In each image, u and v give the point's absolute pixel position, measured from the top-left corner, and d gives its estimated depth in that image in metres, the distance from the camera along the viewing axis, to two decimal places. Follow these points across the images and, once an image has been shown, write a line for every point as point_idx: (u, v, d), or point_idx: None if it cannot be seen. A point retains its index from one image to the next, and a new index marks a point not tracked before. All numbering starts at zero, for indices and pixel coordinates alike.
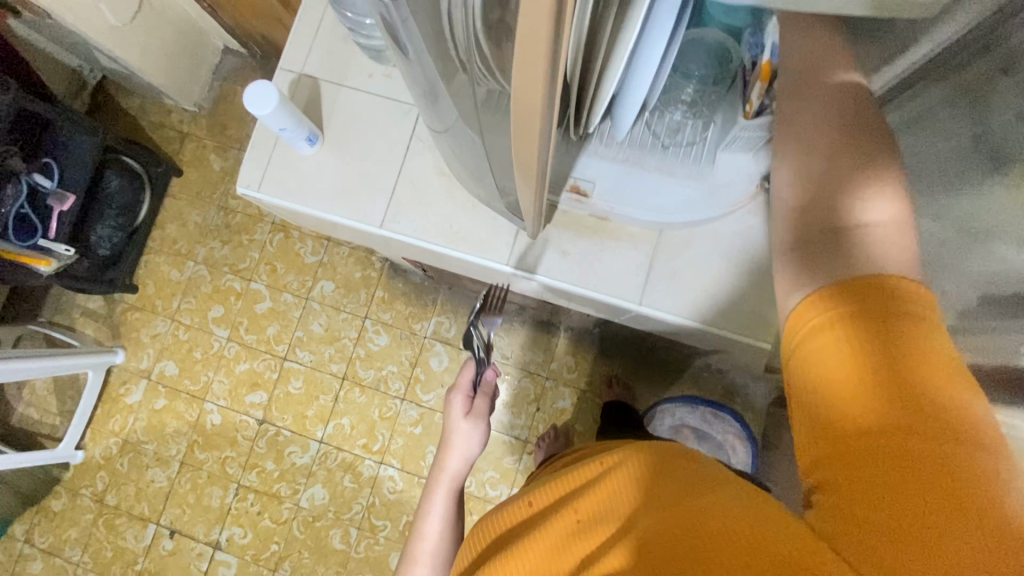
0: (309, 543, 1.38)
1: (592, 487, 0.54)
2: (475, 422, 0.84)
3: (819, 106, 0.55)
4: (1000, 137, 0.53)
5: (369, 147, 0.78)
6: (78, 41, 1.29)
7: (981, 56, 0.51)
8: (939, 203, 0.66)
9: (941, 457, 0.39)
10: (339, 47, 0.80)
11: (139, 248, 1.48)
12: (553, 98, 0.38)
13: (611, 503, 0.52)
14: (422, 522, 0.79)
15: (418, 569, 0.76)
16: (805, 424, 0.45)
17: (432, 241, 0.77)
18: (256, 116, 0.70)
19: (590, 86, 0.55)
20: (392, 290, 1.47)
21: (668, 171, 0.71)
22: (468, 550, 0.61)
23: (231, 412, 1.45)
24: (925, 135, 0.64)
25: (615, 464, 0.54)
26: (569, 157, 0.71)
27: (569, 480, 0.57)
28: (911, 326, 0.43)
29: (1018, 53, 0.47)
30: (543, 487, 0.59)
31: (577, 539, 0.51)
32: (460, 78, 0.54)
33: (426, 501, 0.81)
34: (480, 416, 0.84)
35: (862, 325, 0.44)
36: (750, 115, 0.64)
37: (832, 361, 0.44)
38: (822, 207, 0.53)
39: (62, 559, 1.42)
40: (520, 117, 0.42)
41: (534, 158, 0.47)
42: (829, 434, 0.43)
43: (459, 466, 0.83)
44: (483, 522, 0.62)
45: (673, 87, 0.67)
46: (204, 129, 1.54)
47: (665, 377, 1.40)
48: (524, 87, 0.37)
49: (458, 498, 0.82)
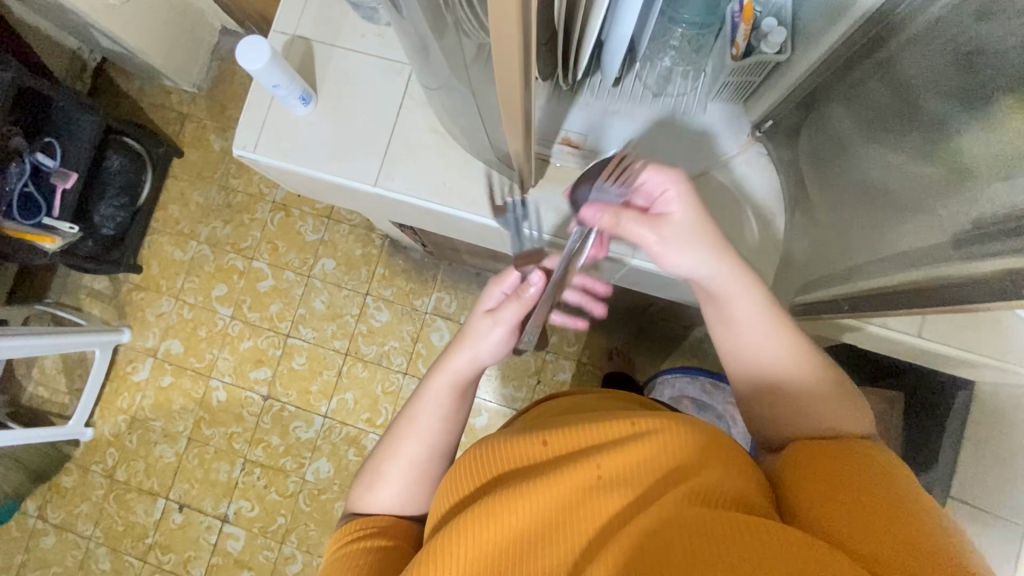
0: (316, 516, 1.41)
1: (621, 445, 0.52)
2: (497, 322, 0.67)
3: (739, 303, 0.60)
4: (912, 116, 0.55)
5: (364, 107, 0.79)
6: (76, 22, 1.29)
7: (872, 52, 0.58)
8: (847, 221, 0.66)
9: (898, 518, 0.45)
10: (332, 9, 0.80)
11: (142, 228, 1.50)
12: (531, 37, 0.37)
13: (637, 469, 0.51)
14: (413, 412, 0.68)
15: (391, 473, 0.67)
16: (797, 477, 0.52)
17: (425, 198, 0.77)
18: (250, 73, 0.71)
19: (577, 30, 0.55)
20: (393, 267, 1.48)
21: (659, 118, 0.72)
22: (465, 476, 0.58)
23: (237, 388, 1.47)
24: (834, 160, 0.67)
25: (652, 432, 0.53)
26: (560, 110, 0.72)
27: (591, 430, 0.55)
28: (878, 455, 0.51)
29: (909, 44, 0.54)
30: (562, 428, 0.57)
31: (597, 493, 0.50)
32: (450, 30, 0.53)
33: (423, 388, 0.69)
34: (503, 317, 0.66)
35: (842, 451, 0.52)
36: (738, 58, 0.63)
37: (825, 459, 0.52)
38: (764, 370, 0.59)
39: (74, 534, 1.45)
40: (501, 67, 0.41)
41: (518, 105, 0.47)
42: (814, 485, 0.50)
43: (471, 367, 0.68)
44: (483, 448, 0.60)
45: (663, 32, 0.66)
46: (204, 110, 1.55)
47: (664, 348, 1.41)
48: (500, 34, 0.36)
49: (460, 397, 0.68)
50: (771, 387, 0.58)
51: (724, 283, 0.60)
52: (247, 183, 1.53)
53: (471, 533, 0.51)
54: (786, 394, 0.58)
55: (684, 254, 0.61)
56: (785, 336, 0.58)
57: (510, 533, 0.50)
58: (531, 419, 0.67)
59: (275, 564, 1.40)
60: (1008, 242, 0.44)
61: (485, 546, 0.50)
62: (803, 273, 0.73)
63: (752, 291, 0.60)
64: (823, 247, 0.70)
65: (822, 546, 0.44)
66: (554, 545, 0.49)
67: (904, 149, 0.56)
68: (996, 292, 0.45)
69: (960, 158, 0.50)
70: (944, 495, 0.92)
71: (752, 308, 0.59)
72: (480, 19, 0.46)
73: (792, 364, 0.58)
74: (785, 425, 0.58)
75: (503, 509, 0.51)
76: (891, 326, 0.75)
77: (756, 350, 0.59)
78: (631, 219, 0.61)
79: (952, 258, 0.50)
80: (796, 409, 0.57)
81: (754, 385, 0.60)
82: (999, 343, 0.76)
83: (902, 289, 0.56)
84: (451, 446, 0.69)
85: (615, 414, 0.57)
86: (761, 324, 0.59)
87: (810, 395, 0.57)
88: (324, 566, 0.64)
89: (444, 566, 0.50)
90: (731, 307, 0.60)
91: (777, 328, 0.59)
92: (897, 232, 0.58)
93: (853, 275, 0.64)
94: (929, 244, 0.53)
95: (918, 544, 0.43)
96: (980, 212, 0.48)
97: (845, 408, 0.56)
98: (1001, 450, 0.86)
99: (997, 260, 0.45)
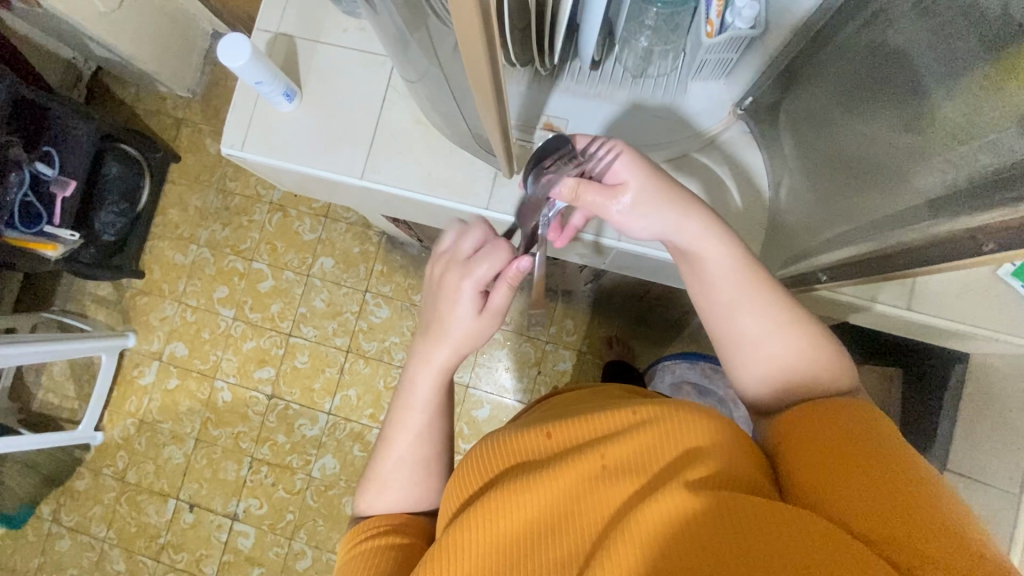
0: (323, 511, 1.43)
1: (623, 434, 0.53)
2: (491, 318, 0.64)
3: (721, 264, 0.58)
4: (887, 86, 0.55)
5: (348, 100, 0.80)
6: (69, 31, 1.31)
7: (849, 22, 0.59)
8: (822, 194, 0.67)
9: (897, 486, 0.45)
10: (312, 5, 0.81)
11: (142, 233, 1.51)
12: (493, 27, 0.37)
13: (642, 457, 0.51)
14: (406, 409, 0.68)
15: (395, 468, 0.68)
16: (796, 449, 0.52)
17: (411, 189, 0.78)
18: (231, 71, 0.72)
19: (550, 14, 0.55)
20: (390, 262, 1.49)
21: (642, 100, 0.74)
22: (470, 472, 0.59)
23: (242, 388, 1.49)
24: (813, 132, 0.68)
25: (652, 419, 0.53)
26: (540, 96, 0.74)
27: (593, 422, 0.56)
28: (872, 419, 0.51)
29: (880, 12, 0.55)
30: (565, 420, 0.57)
31: (603, 483, 0.51)
32: (425, 27, 0.53)
33: (413, 368, 0.67)
34: (498, 311, 0.63)
35: (833, 416, 0.52)
36: (712, 36, 0.63)
37: (821, 428, 0.52)
38: (759, 339, 0.57)
39: (89, 536, 1.47)
40: (468, 57, 0.41)
41: (492, 95, 0.47)
42: (813, 457, 0.50)
43: (454, 357, 0.66)
44: (489, 441, 0.60)
45: (637, 12, 0.64)
46: (199, 115, 1.57)
47: (664, 335, 1.41)
48: (463, 25, 0.36)
49: (444, 389, 0.69)
50: (744, 345, 0.58)
51: (697, 242, 0.59)
52: (244, 185, 1.55)
53: (481, 527, 0.52)
54: (764, 354, 0.57)
55: (652, 219, 0.59)
56: (757, 290, 0.58)
57: (517, 527, 0.51)
58: (540, 412, 0.67)
59: (285, 560, 1.42)
60: (980, 201, 0.45)
61: (495, 537, 0.51)
62: (785, 246, 0.74)
63: (728, 251, 0.59)
64: (804, 218, 0.70)
65: (825, 526, 0.44)
66: (564, 534, 0.50)
67: (878, 118, 0.57)
68: (958, 251, 0.47)
69: (936, 122, 0.49)
70: (941, 470, 0.92)
71: (723, 262, 0.59)
72: (442, 16, 0.47)
73: (766, 320, 0.57)
74: (767, 383, 0.58)
75: (506, 505, 0.52)
76: (882, 300, 0.75)
77: (735, 305, 0.58)
78: (590, 191, 0.57)
79: (927, 218, 0.50)
80: (782, 370, 0.57)
81: (727, 341, 0.59)
82: (991, 312, 0.75)
83: (881, 253, 0.57)
84: (447, 422, 0.70)
85: (616, 403, 0.57)
86: (732, 281, 0.58)
87: (787, 351, 0.57)
88: (338, 567, 0.64)
89: (453, 560, 0.51)
90: (700, 264, 0.59)
91: (748, 283, 0.58)
92: (876, 196, 0.58)
93: (836, 243, 0.64)
94: (909, 207, 0.53)
95: (920, 512, 0.43)
96: (959, 174, 0.47)
97: (822, 361, 0.57)
98: (998, 423, 0.85)
99: (969, 219, 0.46)
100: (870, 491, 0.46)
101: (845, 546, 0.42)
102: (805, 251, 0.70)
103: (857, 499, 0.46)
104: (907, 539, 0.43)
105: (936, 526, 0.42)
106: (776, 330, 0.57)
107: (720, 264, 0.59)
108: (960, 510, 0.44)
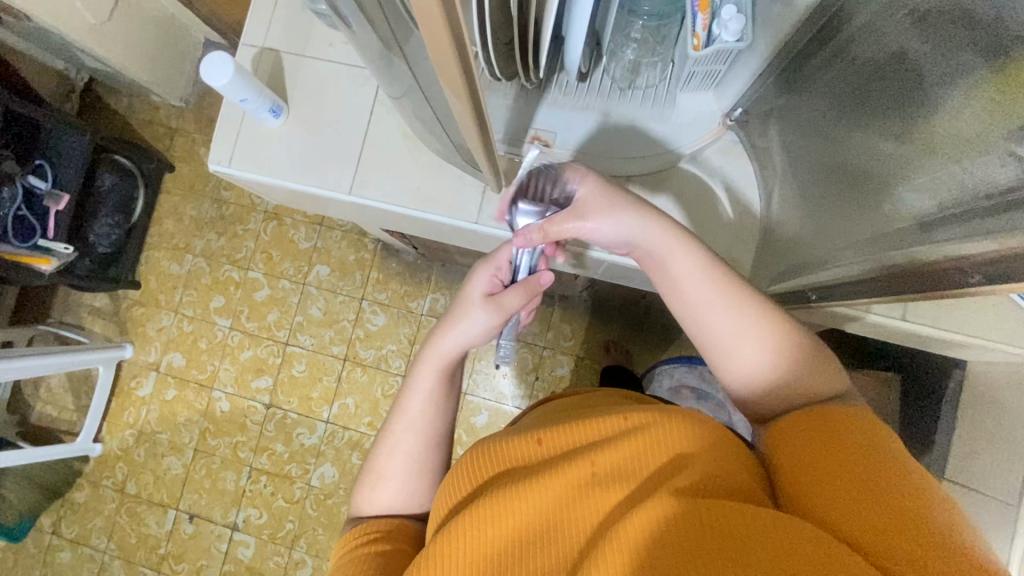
0: (323, 520, 1.43)
1: (614, 442, 0.52)
2: (490, 308, 0.67)
3: (691, 260, 0.58)
4: (876, 95, 0.55)
5: (336, 114, 0.79)
6: (60, 43, 1.31)
7: (831, 39, 0.60)
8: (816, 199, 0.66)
9: (889, 493, 0.45)
10: (298, 19, 0.80)
11: (137, 244, 1.51)
12: (461, 44, 0.36)
13: (631, 465, 0.51)
14: (404, 401, 0.68)
15: (387, 460, 0.68)
16: (789, 453, 0.52)
17: (400, 204, 0.78)
18: (215, 89, 0.71)
19: (532, 30, 0.54)
20: (386, 270, 1.49)
21: (632, 113, 0.74)
22: (460, 479, 0.58)
23: (239, 398, 1.49)
24: (802, 136, 0.67)
25: (642, 427, 0.52)
26: (528, 108, 0.73)
27: (585, 427, 0.55)
28: (867, 423, 0.51)
29: (860, 29, 0.56)
30: (556, 427, 0.56)
31: (592, 490, 0.50)
32: (402, 43, 0.52)
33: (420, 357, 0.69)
34: (503, 307, 0.68)
35: (827, 419, 0.52)
36: (700, 49, 0.62)
37: (813, 431, 0.51)
38: (731, 338, 0.57)
39: (89, 547, 1.48)
40: (442, 71, 0.40)
41: (470, 110, 0.46)
42: (806, 462, 0.50)
43: (460, 349, 0.69)
44: (480, 448, 0.59)
45: (625, 24, 0.65)
46: (193, 124, 1.57)
47: (663, 339, 1.40)
48: (431, 36, 0.35)
49: (447, 384, 0.69)
50: (721, 347, 0.57)
51: (662, 243, 0.59)
52: (238, 194, 1.54)
53: (469, 536, 0.51)
54: (741, 356, 0.56)
55: (617, 226, 0.60)
56: (725, 287, 0.57)
57: (505, 534, 0.50)
58: (532, 418, 0.66)
59: (285, 569, 1.42)
60: (972, 220, 0.44)
61: (483, 545, 0.50)
62: (781, 258, 0.73)
63: (694, 251, 0.59)
64: (799, 228, 0.69)
65: (816, 534, 0.43)
66: (553, 542, 0.49)
67: (869, 125, 0.56)
68: (948, 282, 0.46)
69: (932, 137, 0.48)
70: (941, 476, 0.91)
71: (689, 261, 0.58)
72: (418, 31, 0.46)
73: (739, 318, 0.56)
74: (755, 390, 0.57)
75: (495, 513, 0.51)
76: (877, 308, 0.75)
77: (705, 303, 0.57)
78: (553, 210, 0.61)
79: (922, 240, 0.49)
80: (766, 377, 0.56)
81: (705, 344, 0.58)
82: (988, 320, 0.75)
83: (880, 275, 0.55)
84: (447, 419, 0.70)
85: (608, 409, 0.57)
86: (700, 277, 0.57)
87: (763, 353, 0.56)
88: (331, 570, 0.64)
89: (440, 569, 0.51)
90: (669, 264, 0.59)
91: (719, 282, 0.57)
92: (871, 208, 0.56)
93: (834, 257, 0.62)
94: (905, 224, 0.51)
95: (912, 521, 0.43)
96: (949, 194, 0.46)
97: (811, 365, 0.56)
98: (999, 429, 0.84)
99: (958, 245, 0.45)
100: (863, 498, 0.45)
101: (835, 555, 0.42)
102: (799, 265, 0.69)
103: (849, 507, 0.45)
104: (897, 548, 0.42)
105: (928, 535, 0.42)
106: (747, 327, 0.56)
107: (689, 260, 0.58)
108: (956, 521, 0.43)
